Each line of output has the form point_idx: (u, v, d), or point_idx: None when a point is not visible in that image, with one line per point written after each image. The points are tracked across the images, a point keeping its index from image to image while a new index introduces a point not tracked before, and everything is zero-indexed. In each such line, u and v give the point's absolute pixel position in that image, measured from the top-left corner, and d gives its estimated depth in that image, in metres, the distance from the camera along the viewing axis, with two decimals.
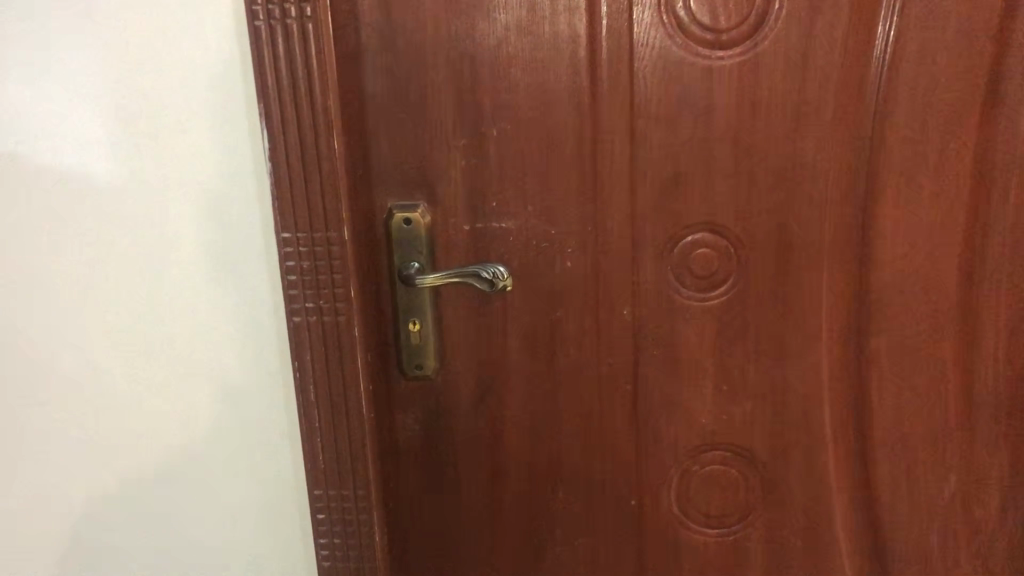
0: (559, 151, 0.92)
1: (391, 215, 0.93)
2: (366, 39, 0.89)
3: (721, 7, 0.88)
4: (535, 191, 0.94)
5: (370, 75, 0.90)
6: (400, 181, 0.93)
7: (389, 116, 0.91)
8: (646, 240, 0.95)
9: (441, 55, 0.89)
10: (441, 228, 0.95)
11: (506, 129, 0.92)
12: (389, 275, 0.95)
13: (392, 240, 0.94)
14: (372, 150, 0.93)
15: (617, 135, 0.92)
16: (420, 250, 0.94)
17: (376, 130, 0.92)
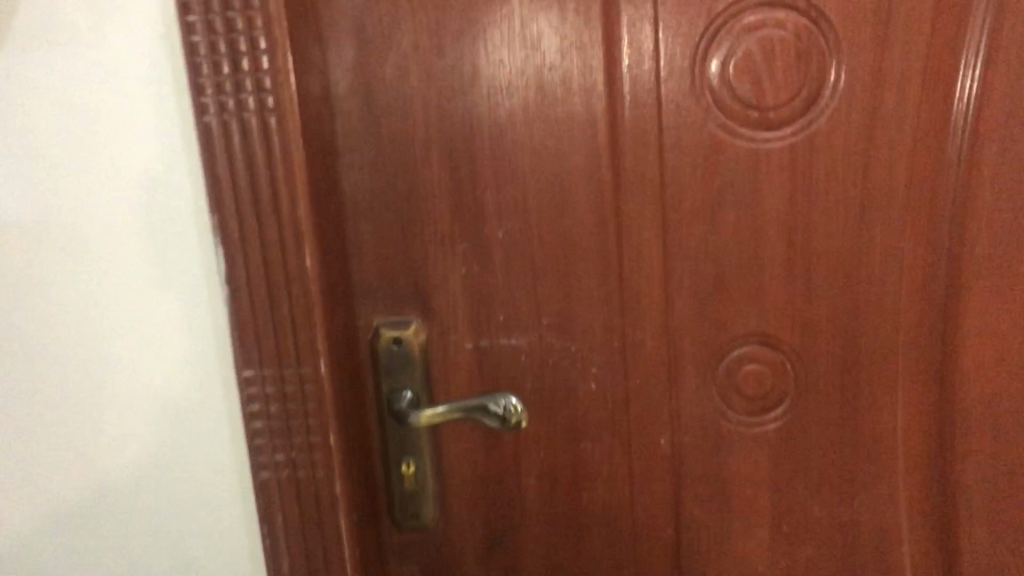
0: (579, 254, 0.77)
1: (379, 335, 0.78)
2: (342, 129, 0.75)
3: (766, 80, 0.73)
4: (551, 302, 0.78)
5: (349, 172, 0.76)
6: (388, 295, 0.78)
7: (373, 218, 0.77)
8: (686, 356, 0.79)
9: (432, 146, 0.75)
10: (439, 348, 0.79)
11: (513, 230, 0.77)
12: (378, 405, 0.79)
13: (380, 365, 0.79)
14: (354, 259, 0.77)
15: (646, 233, 0.77)
16: (413, 377, 0.79)
17: (358, 236, 0.77)
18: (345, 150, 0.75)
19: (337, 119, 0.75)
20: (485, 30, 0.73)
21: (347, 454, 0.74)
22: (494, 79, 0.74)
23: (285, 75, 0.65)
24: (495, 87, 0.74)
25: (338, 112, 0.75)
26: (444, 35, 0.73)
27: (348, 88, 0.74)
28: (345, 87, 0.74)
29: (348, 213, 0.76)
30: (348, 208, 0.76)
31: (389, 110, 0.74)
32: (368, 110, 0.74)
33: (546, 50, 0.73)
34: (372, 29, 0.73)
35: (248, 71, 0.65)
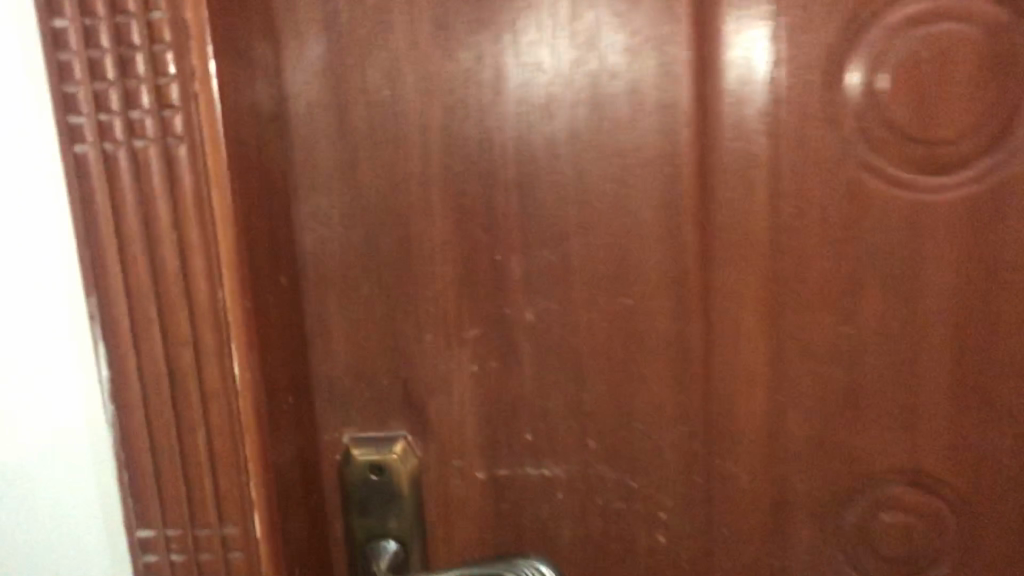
0: (646, 350, 0.53)
1: (350, 458, 0.54)
2: (296, 166, 0.51)
3: (941, 97, 0.49)
4: (600, 417, 0.54)
5: (308, 226, 0.52)
6: (368, 401, 0.54)
7: (343, 292, 0.53)
8: (795, 499, 0.55)
9: (432, 190, 0.51)
10: (436, 476, 0.56)
11: (549, 315, 0.53)
12: (351, 554, 0.56)
13: (351, 501, 0.55)
14: (316, 349, 0.54)
15: (745, 324, 0.53)
16: (398, 518, 0.55)
17: (322, 316, 0.53)
18: (303, 196, 0.51)
19: (290, 150, 0.51)
20: (516, 20, 0.49)
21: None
22: (526, 96, 0.50)
23: (201, 82, 0.42)
24: (528, 107, 0.50)
25: (293, 141, 0.51)
26: (456, 26, 0.49)
27: (306, 109, 0.50)
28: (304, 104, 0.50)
29: (306, 284, 0.52)
30: (307, 276, 0.52)
31: (369, 137, 0.51)
32: (338, 138, 0.51)
33: (606, 51, 0.49)
34: (345, 19, 0.49)
35: (143, 74, 0.42)
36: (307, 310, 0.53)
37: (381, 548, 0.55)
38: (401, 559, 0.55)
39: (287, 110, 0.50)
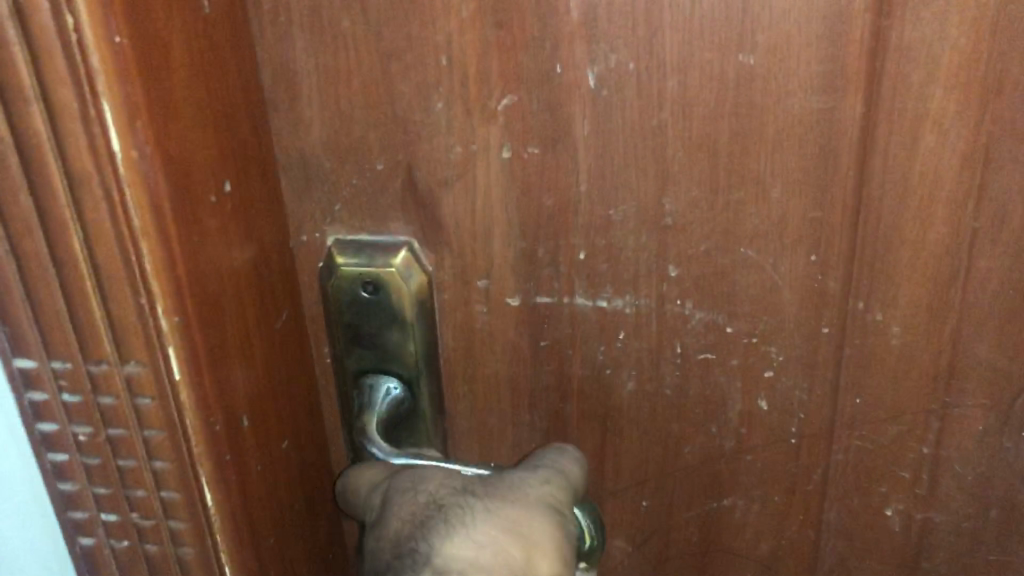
0: (769, 139, 0.34)
1: (334, 268, 0.40)
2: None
3: None
4: (689, 234, 0.37)
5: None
6: (356, 190, 0.38)
7: (312, 30, 0.35)
8: (973, 370, 0.37)
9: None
10: (454, 299, 0.40)
11: (620, 77, 0.34)
12: (343, 390, 0.42)
13: (338, 322, 0.41)
14: (278, 113, 0.37)
15: (934, 104, 0.33)
16: (401, 350, 0.41)
17: (284, 64, 0.36)
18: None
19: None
20: None
21: (270, 507, 0.38)
22: None
23: None
24: None
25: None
26: None
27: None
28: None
29: (255, 14, 0.35)
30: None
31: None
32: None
33: None
34: None
35: None
36: (260, 53, 0.36)
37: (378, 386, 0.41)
38: (406, 401, 0.42)
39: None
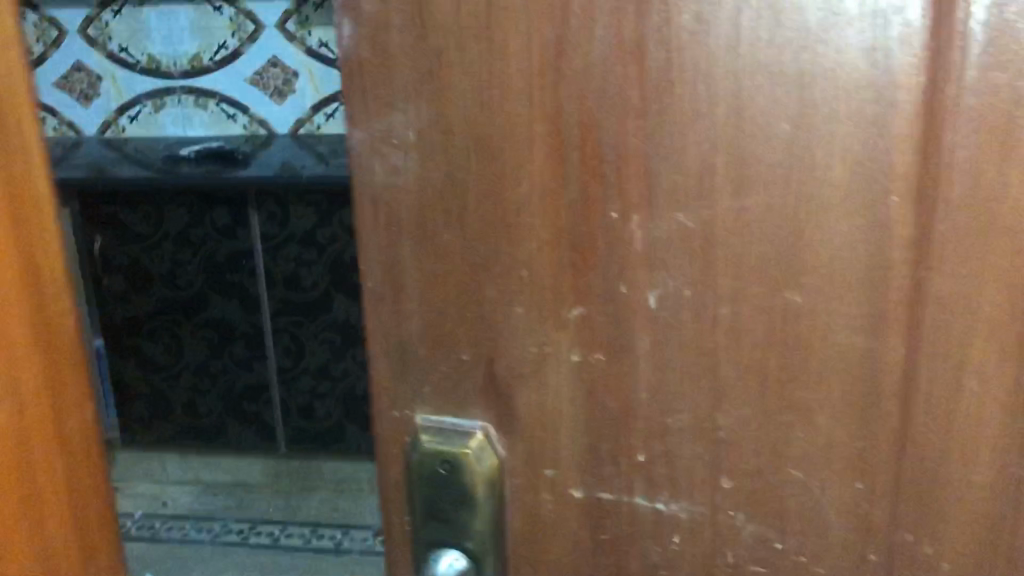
0: (817, 368, 0.37)
1: (418, 444, 0.43)
2: (356, 62, 0.38)
3: None
4: (741, 450, 0.39)
5: (377, 145, 0.39)
6: (443, 376, 0.42)
7: (418, 238, 0.40)
8: None
9: (534, 113, 0.37)
10: (523, 485, 0.42)
11: (679, 300, 0.38)
12: (418, 556, 0.45)
13: (417, 492, 0.44)
14: (382, 304, 0.41)
15: (974, 350, 0.35)
16: (469, 528, 0.43)
17: (390, 263, 0.41)
18: (372, 109, 0.38)
19: (347, 41, 0.38)
20: None
21: None
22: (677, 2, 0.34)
23: None
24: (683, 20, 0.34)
25: (343, 28, 0.38)
26: None
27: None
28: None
29: (370, 222, 0.40)
30: (372, 209, 0.40)
31: (460, 26, 0.36)
32: (415, 25, 0.37)
33: None
34: None
35: None
36: (372, 251, 0.41)
37: (445, 558, 0.44)
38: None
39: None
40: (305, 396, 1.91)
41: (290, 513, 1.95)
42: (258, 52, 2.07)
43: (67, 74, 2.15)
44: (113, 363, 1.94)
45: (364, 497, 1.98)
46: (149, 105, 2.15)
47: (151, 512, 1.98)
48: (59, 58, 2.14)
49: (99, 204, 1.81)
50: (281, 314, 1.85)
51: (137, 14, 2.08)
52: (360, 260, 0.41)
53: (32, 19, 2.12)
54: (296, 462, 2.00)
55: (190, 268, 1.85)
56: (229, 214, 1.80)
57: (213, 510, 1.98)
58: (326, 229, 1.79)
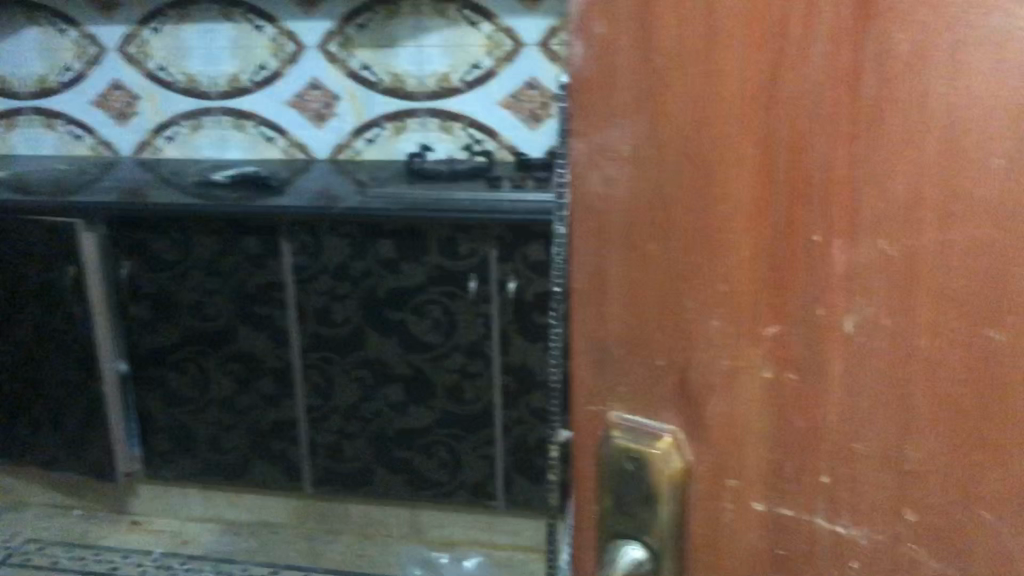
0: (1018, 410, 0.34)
1: (610, 439, 0.44)
2: (584, 79, 0.41)
3: None
4: (926, 486, 0.37)
5: (595, 156, 0.41)
6: (636, 381, 0.43)
7: (625, 246, 0.41)
8: None
9: (745, 133, 0.37)
10: (704, 492, 0.43)
11: (877, 327, 0.37)
12: (598, 547, 0.47)
13: (603, 485, 0.46)
14: (587, 305, 0.43)
15: None
16: (651, 525, 0.44)
17: (597, 267, 0.42)
18: (594, 123, 0.41)
19: (579, 60, 0.41)
20: None
21: None
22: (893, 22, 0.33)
23: None
24: (897, 39, 0.34)
25: (575, 48, 0.41)
26: None
27: (601, 8, 0.39)
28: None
29: (583, 228, 0.42)
30: (586, 215, 0.42)
31: (683, 47, 0.37)
32: (640, 47, 0.38)
33: None
34: None
35: None
36: (582, 254, 0.43)
37: (625, 548, 0.45)
38: (648, 570, 0.44)
39: (583, 7, 0.40)
40: (333, 437, 1.81)
41: (311, 560, 1.89)
42: (300, 74, 2.08)
43: (105, 93, 2.20)
44: (135, 393, 1.87)
45: (393, 544, 1.93)
46: (186, 126, 2.19)
47: (170, 550, 1.95)
48: (95, 78, 2.20)
49: (130, 227, 1.75)
50: (309, 349, 1.76)
51: (176, 32, 2.12)
52: (572, 262, 0.44)
53: (73, 36, 2.18)
54: (322, 504, 1.96)
55: (219, 297, 1.76)
56: (259, 243, 1.71)
57: (232, 552, 1.93)
58: (360, 262, 1.69)
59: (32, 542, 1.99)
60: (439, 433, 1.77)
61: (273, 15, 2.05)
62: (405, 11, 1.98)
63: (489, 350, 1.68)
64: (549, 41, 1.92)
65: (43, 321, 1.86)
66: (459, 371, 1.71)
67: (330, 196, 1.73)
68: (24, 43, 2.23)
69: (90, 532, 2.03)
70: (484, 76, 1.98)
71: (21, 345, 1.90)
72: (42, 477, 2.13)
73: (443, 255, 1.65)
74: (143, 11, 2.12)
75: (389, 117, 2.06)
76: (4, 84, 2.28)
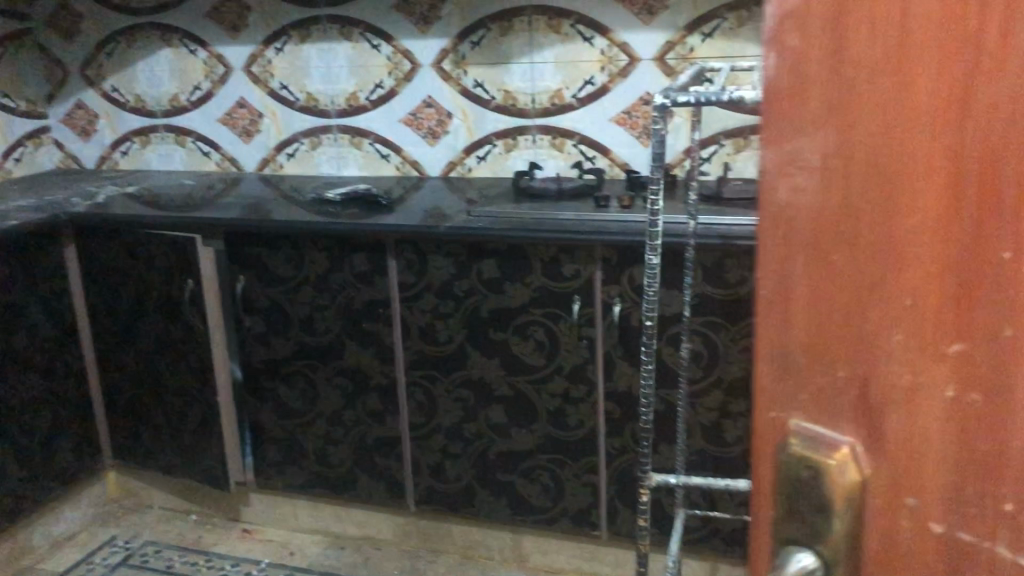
0: None
1: (787, 446, 0.42)
2: (774, 90, 0.40)
3: None
4: None
5: (784, 167, 0.40)
6: (817, 388, 0.40)
7: (809, 256, 0.40)
8: None
9: (935, 143, 0.35)
10: (881, 507, 0.40)
11: None
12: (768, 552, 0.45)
13: (779, 488, 0.43)
14: (771, 315, 0.42)
15: None
16: (825, 534, 0.42)
17: (782, 278, 0.41)
18: (783, 134, 0.40)
19: (768, 69, 0.40)
20: None
21: None
22: None
23: None
24: None
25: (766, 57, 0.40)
26: None
27: (793, 15, 0.38)
28: (792, 14, 0.38)
29: (769, 238, 0.41)
30: (773, 226, 0.41)
31: (875, 58, 0.36)
32: (830, 59, 0.37)
33: None
34: None
35: None
36: (768, 265, 0.41)
37: (797, 553, 0.43)
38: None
39: (776, 22, 0.39)
40: (436, 455, 1.81)
41: None
42: (414, 92, 2.11)
43: (231, 111, 2.29)
44: (248, 404, 1.92)
45: (494, 568, 1.91)
46: (306, 142, 2.26)
47: (276, 561, 1.97)
48: (222, 96, 2.29)
49: (243, 244, 1.80)
50: (414, 367, 1.77)
51: (298, 51, 2.19)
52: (755, 274, 0.42)
53: (202, 57, 2.28)
54: (425, 522, 1.95)
55: (328, 313, 1.79)
56: (367, 260, 1.73)
57: (336, 566, 1.95)
58: (463, 281, 1.69)
59: (149, 545, 2.06)
60: (541, 458, 1.74)
61: (390, 33, 2.09)
62: (519, 28, 1.99)
63: (593, 375, 1.66)
64: (665, 56, 1.90)
65: (164, 331, 1.93)
66: (563, 396, 1.69)
67: (440, 213, 1.74)
68: (157, 62, 2.34)
69: (202, 538, 2.08)
70: (598, 91, 1.97)
71: (146, 352, 1.98)
72: (163, 481, 2.19)
73: (546, 276, 1.63)
74: (267, 31, 2.20)
75: (500, 134, 2.07)
76: (139, 101, 2.39)
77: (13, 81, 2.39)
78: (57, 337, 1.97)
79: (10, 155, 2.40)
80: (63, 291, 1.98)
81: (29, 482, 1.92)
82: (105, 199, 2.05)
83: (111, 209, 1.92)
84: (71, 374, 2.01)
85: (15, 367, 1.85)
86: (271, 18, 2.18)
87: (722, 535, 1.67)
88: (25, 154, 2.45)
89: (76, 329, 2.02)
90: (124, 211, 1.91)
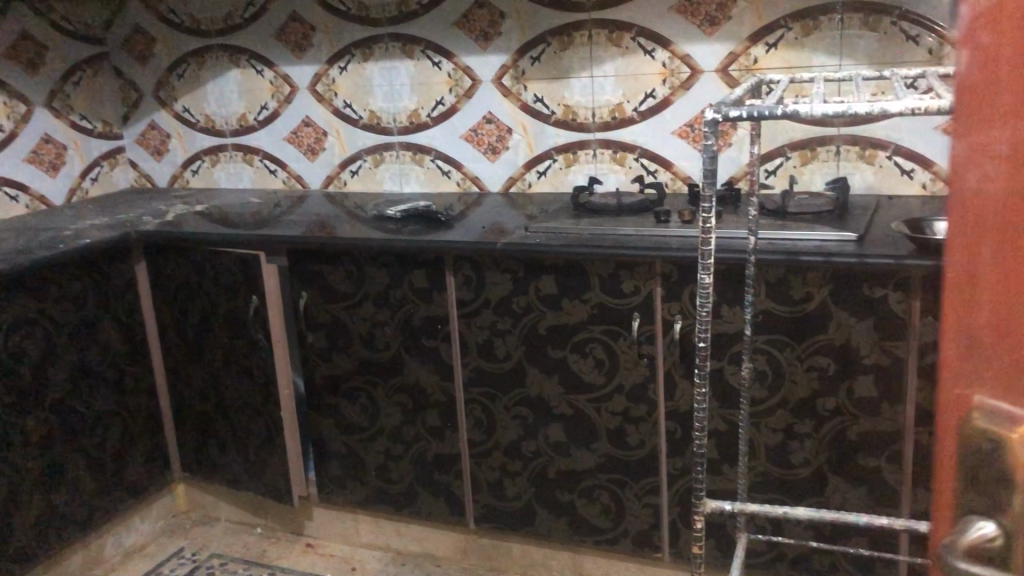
0: None
1: (970, 420, 0.46)
2: (967, 86, 0.43)
3: None
4: None
5: (975, 156, 0.43)
6: (1004, 365, 0.44)
7: (1000, 239, 0.43)
8: None
9: None
10: None
11: None
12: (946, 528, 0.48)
13: (959, 462, 0.47)
14: (958, 295, 0.46)
15: None
16: (1009, 502, 0.45)
17: (970, 263, 0.45)
18: (974, 127, 0.43)
19: (962, 67, 0.44)
20: None
21: None
22: None
23: None
24: None
25: (959, 56, 0.44)
26: None
27: (986, 18, 0.42)
28: (986, 19, 0.42)
29: (959, 225, 0.45)
30: (962, 213, 0.45)
31: None
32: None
33: None
34: None
35: None
36: (957, 249, 0.45)
37: (977, 522, 0.46)
38: (998, 551, 0.46)
39: (970, 22, 0.43)
40: (496, 473, 1.80)
41: None
42: (474, 109, 2.12)
43: (297, 129, 2.34)
44: (311, 419, 1.94)
45: None
46: (369, 160, 2.28)
47: None
48: (288, 114, 2.34)
49: (307, 260, 1.82)
50: (474, 383, 1.76)
51: (361, 70, 2.22)
52: (945, 259, 0.46)
53: (269, 77, 2.33)
54: (485, 541, 1.94)
55: (388, 329, 1.80)
56: (425, 276, 1.74)
57: None
58: (522, 298, 1.68)
59: (215, 558, 2.09)
60: (602, 478, 1.72)
61: (451, 50, 2.11)
62: (579, 43, 1.98)
63: (654, 395, 1.63)
64: (728, 67, 1.87)
65: (230, 346, 1.97)
66: (623, 415, 1.66)
67: (498, 230, 1.74)
68: (226, 82, 2.40)
69: (267, 551, 2.10)
70: (659, 104, 1.95)
71: (213, 366, 2.02)
72: (228, 495, 2.22)
73: (605, 292, 1.62)
74: (330, 50, 2.24)
75: (561, 149, 2.06)
76: (209, 121, 2.46)
77: (90, 103, 2.47)
78: (128, 352, 2.02)
79: (87, 175, 2.48)
80: (134, 307, 2.03)
81: (101, 494, 1.96)
82: (175, 217, 2.10)
83: (180, 228, 1.97)
84: (142, 387, 2.06)
85: (87, 381, 1.90)
86: (335, 38, 2.22)
87: (789, 559, 1.62)
88: (101, 174, 2.53)
89: (146, 344, 2.07)
90: (192, 228, 1.95)
